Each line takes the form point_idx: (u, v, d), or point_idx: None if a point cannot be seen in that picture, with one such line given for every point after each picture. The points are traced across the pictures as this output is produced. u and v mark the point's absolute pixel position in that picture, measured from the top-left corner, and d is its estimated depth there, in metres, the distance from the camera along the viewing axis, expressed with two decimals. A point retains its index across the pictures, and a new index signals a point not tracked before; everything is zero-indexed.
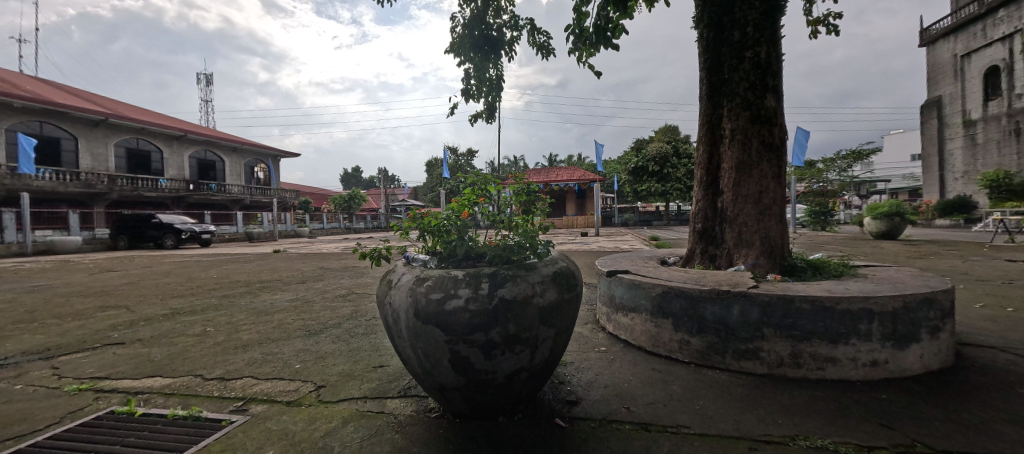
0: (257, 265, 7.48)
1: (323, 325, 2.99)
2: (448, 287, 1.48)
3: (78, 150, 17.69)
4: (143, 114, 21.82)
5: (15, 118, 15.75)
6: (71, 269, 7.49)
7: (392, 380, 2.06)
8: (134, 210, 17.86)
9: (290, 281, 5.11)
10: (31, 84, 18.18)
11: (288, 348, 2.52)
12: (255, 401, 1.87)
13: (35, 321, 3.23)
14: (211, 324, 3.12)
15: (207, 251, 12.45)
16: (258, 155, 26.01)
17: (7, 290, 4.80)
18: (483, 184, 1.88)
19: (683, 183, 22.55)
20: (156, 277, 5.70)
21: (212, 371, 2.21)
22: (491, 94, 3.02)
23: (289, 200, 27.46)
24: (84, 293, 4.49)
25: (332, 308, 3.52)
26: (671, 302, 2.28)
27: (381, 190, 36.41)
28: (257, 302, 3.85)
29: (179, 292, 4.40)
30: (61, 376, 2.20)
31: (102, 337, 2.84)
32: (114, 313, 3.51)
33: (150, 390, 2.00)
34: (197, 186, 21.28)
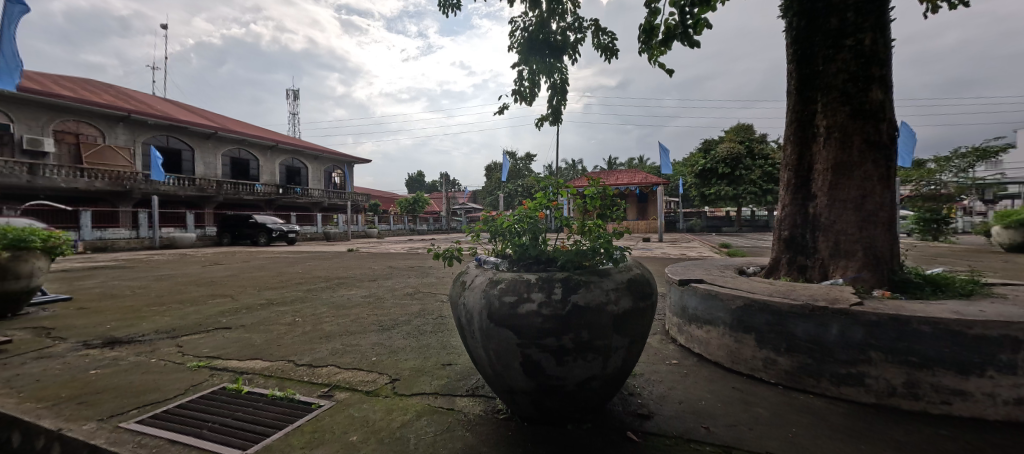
0: (337, 262, 8.18)
1: (395, 321, 3.17)
2: (520, 290, 1.48)
3: (194, 159, 20.55)
4: (244, 127, 24.92)
5: (148, 133, 18.78)
6: (190, 261, 8.76)
7: (461, 378, 2.12)
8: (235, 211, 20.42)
9: (365, 278, 5.52)
10: (161, 104, 21.61)
11: (365, 341, 2.70)
12: (338, 389, 2.02)
13: (163, 306, 3.80)
14: (299, 314, 3.45)
15: (294, 249, 13.87)
16: (335, 162, 28.49)
17: (143, 277, 5.72)
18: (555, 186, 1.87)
19: (758, 186, 20.81)
20: (256, 271, 6.46)
21: (302, 358, 2.44)
22: (555, 96, 2.98)
23: (361, 203, 29.67)
24: (199, 282, 5.21)
25: (402, 305, 3.73)
26: (754, 316, 2.10)
27: (443, 194, 38.03)
28: (335, 297, 4.18)
29: (273, 285, 4.94)
30: (184, 353, 2.57)
31: (213, 321, 3.27)
32: (221, 301, 4.02)
33: (251, 372, 2.25)
34: (285, 190, 23.80)
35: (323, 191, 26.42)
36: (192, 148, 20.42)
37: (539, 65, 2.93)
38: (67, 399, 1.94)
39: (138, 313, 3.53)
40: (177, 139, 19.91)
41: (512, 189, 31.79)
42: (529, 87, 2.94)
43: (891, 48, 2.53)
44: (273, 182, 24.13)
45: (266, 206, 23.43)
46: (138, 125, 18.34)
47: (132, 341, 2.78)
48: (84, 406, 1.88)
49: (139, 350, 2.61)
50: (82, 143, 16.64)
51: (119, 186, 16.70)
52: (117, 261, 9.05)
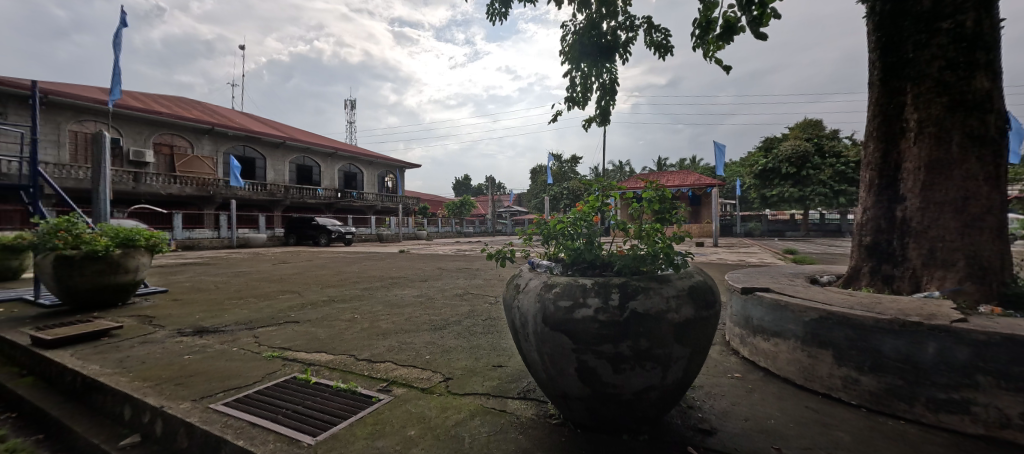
0: (390, 262, 8.59)
1: (446, 321, 3.26)
2: (576, 295, 1.46)
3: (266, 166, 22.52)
4: (307, 136, 26.97)
5: (229, 144, 20.85)
6: (261, 259, 9.59)
7: (512, 381, 2.13)
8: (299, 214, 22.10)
9: (417, 278, 5.74)
10: (239, 117, 23.95)
11: (419, 339, 2.81)
12: (395, 384, 2.11)
13: (241, 300, 4.19)
14: (357, 312, 3.66)
15: (352, 249, 14.73)
16: (388, 167, 29.96)
17: (224, 274, 6.34)
18: (609, 189, 1.82)
19: (829, 187, 19.03)
20: (319, 270, 6.94)
21: (362, 353, 2.58)
22: (604, 97, 2.90)
23: (411, 207, 30.93)
24: (271, 279, 5.69)
25: (452, 305, 3.83)
26: (831, 330, 1.92)
27: (488, 197, 38.65)
28: (389, 296, 4.38)
29: (334, 283, 5.28)
30: (260, 343, 2.82)
31: (284, 315, 3.55)
32: (288, 296, 4.36)
33: (317, 364, 2.42)
34: (343, 194, 25.40)
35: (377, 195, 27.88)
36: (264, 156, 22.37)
37: (590, 68, 2.87)
38: (167, 380, 2.19)
39: (221, 306, 3.92)
40: (252, 148, 21.94)
41: (557, 191, 31.66)
42: (579, 91, 2.89)
43: (1000, 28, 2.21)
44: (332, 186, 25.86)
45: (326, 208, 25.13)
46: (221, 137, 20.46)
47: (217, 330, 3.09)
48: (180, 387, 2.11)
49: (222, 339, 2.90)
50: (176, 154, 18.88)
51: (204, 191, 18.70)
52: (203, 258, 10.12)
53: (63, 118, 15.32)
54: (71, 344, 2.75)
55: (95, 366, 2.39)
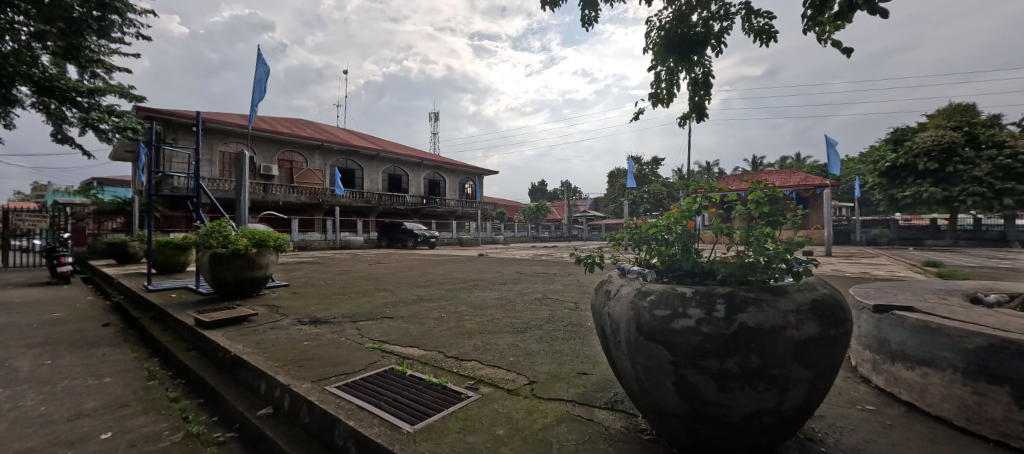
0: (472, 265, 8.98)
1: (527, 324, 3.30)
2: (675, 305, 1.37)
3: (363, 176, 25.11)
4: (397, 147, 29.49)
5: (334, 157, 23.66)
6: (361, 259, 10.71)
7: (598, 390, 2.06)
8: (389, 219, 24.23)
9: (498, 281, 5.91)
10: (342, 133, 27.09)
11: (502, 341, 2.88)
12: (482, 383, 2.19)
13: (346, 295, 4.71)
14: (444, 311, 3.88)
15: (437, 252, 15.73)
16: (468, 174, 31.49)
17: (332, 272, 7.20)
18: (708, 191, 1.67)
19: (987, 185, 15.35)
20: (409, 271, 7.51)
21: (450, 351, 2.72)
22: (694, 91, 2.69)
23: (488, 212, 32.06)
24: (369, 277, 6.31)
25: (532, 309, 3.87)
26: (1007, 362, 1.54)
27: (564, 202, 38.41)
28: (471, 297, 4.58)
29: (423, 284, 5.67)
30: (362, 335, 3.13)
31: (381, 310, 3.91)
32: (383, 294, 4.79)
33: (411, 358, 2.61)
34: (427, 201, 27.26)
35: (457, 201, 29.42)
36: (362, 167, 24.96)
37: (677, 63, 2.68)
38: (291, 362, 2.54)
39: (330, 300, 4.45)
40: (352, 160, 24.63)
41: (637, 196, 30.30)
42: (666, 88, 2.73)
43: None
44: (418, 193, 27.93)
45: (412, 214, 27.19)
46: (330, 152, 23.39)
47: (328, 321, 3.51)
48: (302, 369, 2.43)
49: (333, 329, 3.28)
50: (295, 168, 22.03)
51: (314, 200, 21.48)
52: (314, 258, 11.62)
53: (215, 140, 18.73)
54: (222, 326, 3.34)
55: (239, 345, 2.87)
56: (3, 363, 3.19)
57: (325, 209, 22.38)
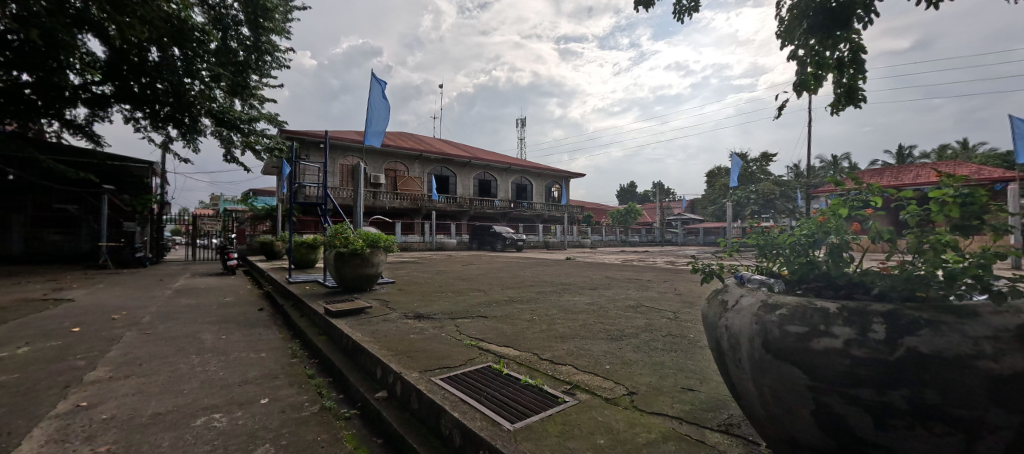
0: (562, 269, 8.99)
1: (622, 332, 3.17)
2: (814, 321, 1.19)
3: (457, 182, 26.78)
4: (487, 154, 30.89)
5: (431, 165, 25.63)
6: (456, 260, 11.44)
7: (708, 409, 1.87)
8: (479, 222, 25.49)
9: (588, 286, 5.82)
10: (438, 143, 29.23)
11: (596, 347, 2.81)
12: (579, 389, 2.15)
13: (444, 294, 5.06)
14: (536, 313, 3.93)
15: (524, 255, 16.10)
16: (554, 177, 31.76)
17: (432, 271, 7.84)
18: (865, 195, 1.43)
19: None
20: (501, 272, 7.80)
21: (544, 354, 2.74)
22: (837, 73, 1.86)
23: (575, 215, 31.88)
24: (463, 278, 6.71)
25: (626, 317, 3.71)
26: None
27: (657, 204, 36.49)
28: (561, 301, 4.55)
29: (514, 285, 5.84)
30: (460, 332, 3.32)
31: (476, 309, 4.11)
32: (476, 294, 5.04)
33: (507, 357, 2.69)
34: (515, 204, 28.08)
35: (543, 204, 29.76)
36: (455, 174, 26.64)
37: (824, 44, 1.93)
38: (401, 352, 2.80)
39: (431, 297, 4.81)
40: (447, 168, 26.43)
41: (742, 196, 27.32)
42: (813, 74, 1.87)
43: None
44: (506, 197, 28.90)
45: (501, 217, 28.21)
46: (428, 161, 25.46)
47: (430, 317, 3.79)
48: (410, 359, 2.67)
49: (434, 324, 3.54)
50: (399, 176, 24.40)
51: (414, 205, 23.52)
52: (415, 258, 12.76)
53: (336, 155, 21.68)
54: (344, 316, 3.85)
55: (359, 334, 3.26)
56: (196, 335, 4.09)
57: (423, 213, 24.42)
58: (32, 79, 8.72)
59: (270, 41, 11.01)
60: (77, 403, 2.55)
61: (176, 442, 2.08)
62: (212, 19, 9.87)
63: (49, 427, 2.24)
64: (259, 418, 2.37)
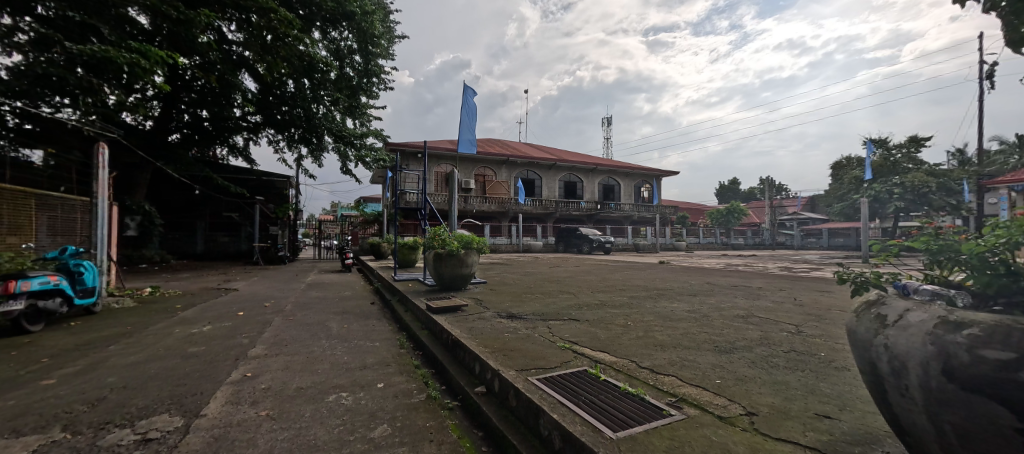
0: (658, 272, 8.54)
1: (732, 345, 2.87)
2: (1023, 345, 0.93)
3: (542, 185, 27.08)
4: (572, 156, 30.70)
5: (518, 169, 26.30)
6: (544, 262, 11.59)
7: (854, 443, 1.57)
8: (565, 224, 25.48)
9: (688, 292, 5.43)
10: (524, 147, 29.86)
11: (702, 359, 2.59)
12: (686, 402, 1.99)
13: (534, 295, 5.15)
14: (631, 319, 3.77)
15: (616, 258, 15.67)
16: (644, 177, 30.67)
17: (521, 272, 8.06)
18: None
19: None
20: (593, 275, 7.69)
21: (643, 361, 2.62)
22: None
23: (667, 216, 30.17)
24: (552, 279, 6.75)
25: (736, 328, 3.35)
26: None
27: (766, 202, 32.65)
28: (657, 307, 4.29)
29: (605, 288, 5.70)
30: (553, 334, 3.33)
31: (567, 312, 4.10)
32: (566, 296, 5.02)
33: (604, 363, 2.62)
34: (602, 206, 27.48)
35: (632, 205, 28.68)
36: (541, 176, 26.98)
37: None
38: (497, 350, 2.91)
39: (523, 298, 4.93)
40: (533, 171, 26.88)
41: (880, 191, 22.97)
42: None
43: None
44: (592, 198, 28.41)
45: (587, 219, 27.80)
46: (514, 165, 26.12)
47: (522, 317, 3.89)
48: (506, 357, 2.76)
49: (527, 325, 3.62)
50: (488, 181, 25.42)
51: (502, 208, 24.34)
52: (504, 259, 13.23)
53: (431, 163, 23.46)
54: (444, 312, 4.16)
55: (457, 330, 3.47)
56: (324, 323, 4.77)
57: (510, 216, 25.20)
58: (210, 114, 11.08)
59: (377, 64, 12.46)
60: (244, 374, 3.14)
61: (315, 414, 2.44)
62: (332, 51, 11.49)
63: (227, 391, 2.80)
64: (377, 400, 2.66)
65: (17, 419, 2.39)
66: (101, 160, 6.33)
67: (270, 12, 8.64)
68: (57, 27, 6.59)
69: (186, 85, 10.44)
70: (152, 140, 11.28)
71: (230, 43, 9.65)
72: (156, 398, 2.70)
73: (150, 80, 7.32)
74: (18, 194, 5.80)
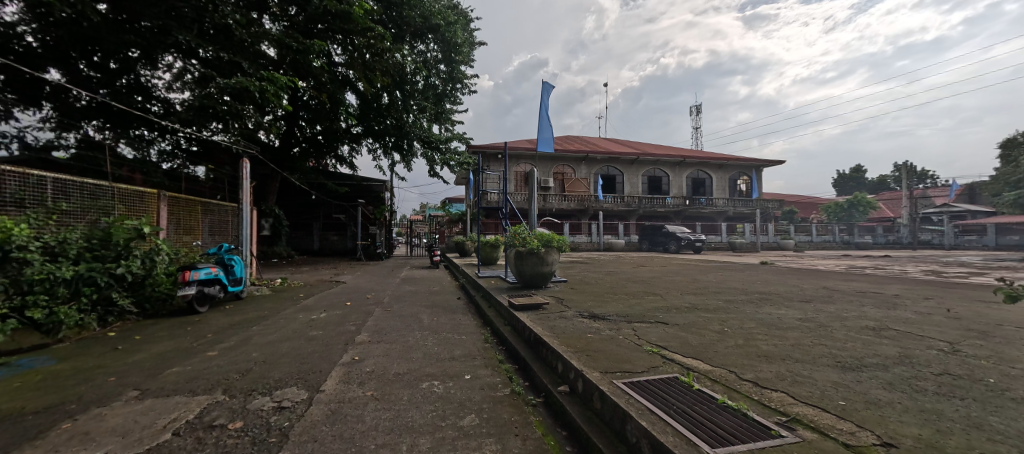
0: (762, 274, 7.64)
1: (860, 361, 2.46)
2: None
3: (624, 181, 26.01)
4: (656, 149, 29.02)
5: (598, 166, 25.62)
6: (628, 262, 11.14)
7: None
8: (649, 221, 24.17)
9: (798, 297, 4.78)
10: (604, 143, 28.98)
11: (819, 376, 2.26)
12: (800, 423, 1.74)
13: (617, 295, 4.99)
14: (727, 325, 3.46)
15: (709, 258, 14.44)
16: (742, 168, 27.80)
17: (603, 271, 7.86)
18: None
19: None
20: (683, 276, 7.18)
21: (745, 373, 2.38)
22: None
23: (770, 211, 26.90)
24: (637, 280, 6.46)
25: (865, 342, 2.85)
26: None
27: (904, 192, 27.23)
28: (759, 313, 3.85)
29: (697, 291, 5.28)
30: (639, 337, 3.20)
31: (653, 314, 3.90)
32: (652, 297, 4.76)
33: (698, 371, 2.44)
34: (691, 201, 25.52)
35: (727, 200, 26.16)
36: (623, 172, 25.94)
37: None
38: (580, 350, 2.89)
39: (605, 298, 4.81)
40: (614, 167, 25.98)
41: None
42: None
43: None
44: (680, 194, 26.53)
45: (674, 216, 26.02)
46: (594, 161, 25.49)
47: (606, 318, 3.80)
48: (590, 358, 2.74)
49: (610, 326, 3.52)
50: (567, 179, 25.20)
51: (581, 206, 23.95)
52: (584, 258, 13.04)
53: (511, 163, 24.02)
54: (526, 309, 4.28)
55: (540, 328, 3.53)
56: (417, 315, 5.20)
57: (590, 214, 24.66)
58: (322, 129, 12.78)
59: (460, 71, 13.25)
60: (352, 357, 3.57)
61: (412, 398, 2.67)
62: (421, 63, 12.47)
63: (340, 371, 3.22)
64: (465, 390, 2.82)
65: (193, 382, 3.03)
66: (245, 172, 7.68)
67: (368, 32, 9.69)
68: (213, 66, 8.17)
69: (304, 105, 12.18)
70: (279, 154, 13.37)
71: (337, 65, 11.00)
72: (287, 372, 3.21)
73: (278, 103, 8.67)
74: (192, 201, 7.31)
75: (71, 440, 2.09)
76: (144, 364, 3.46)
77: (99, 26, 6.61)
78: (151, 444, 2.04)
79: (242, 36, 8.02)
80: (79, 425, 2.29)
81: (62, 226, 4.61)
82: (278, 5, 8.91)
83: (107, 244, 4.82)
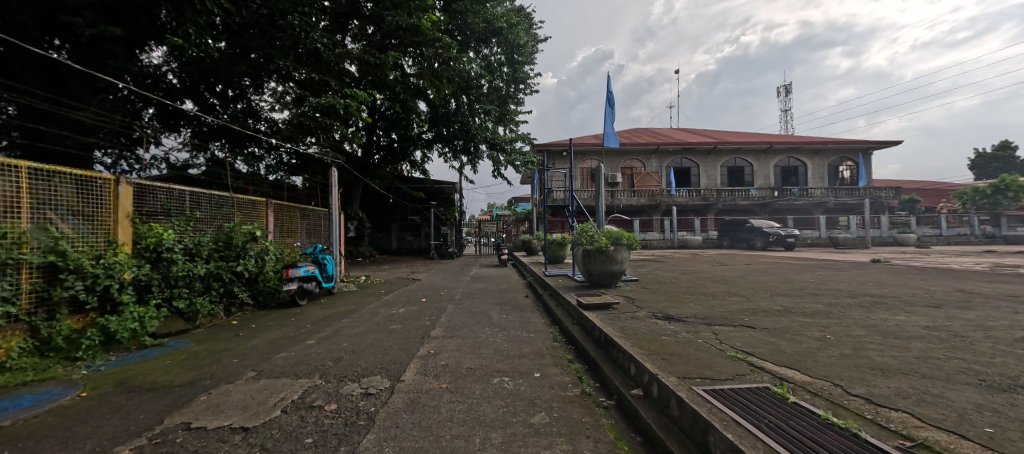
0: (873, 275, 6.62)
1: (1015, 382, 2.01)
2: None
3: (700, 173, 24.29)
4: (736, 137, 26.59)
5: (669, 158, 24.18)
6: (705, 260, 10.36)
7: None
8: (729, 216, 22.21)
9: (923, 301, 4.05)
10: (675, 134, 27.24)
11: (957, 396, 1.90)
12: (926, 449, 1.48)
13: (695, 295, 4.66)
14: (829, 331, 3.05)
15: (804, 256, 12.90)
16: (844, 153, 24.48)
17: (678, 270, 7.40)
18: None
19: None
20: (772, 275, 6.48)
21: (854, 387, 2.08)
22: None
23: (882, 200, 23.17)
24: (716, 279, 5.98)
25: (1021, 358, 2.33)
26: None
27: None
28: (872, 319, 3.33)
29: (790, 292, 4.74)
30: (721, 342, 2.96)
31: (738, 317, 3.57)
32: (736, 299, 4.36)
33: (793, 382, 2.20)
34: (780, 193, 22.95)
35: (826, 189, 23.13)
36: (698, 164, 24.22)
37: None
38: (655, 354, 2.76)
39: (681, 299, 4.52)
40: (688, 159, 24.35)
41: None
42: None
43: None
44: (767, 184, 24.03)
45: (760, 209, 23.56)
46: (666, 153, 24.08)
47: (682, 320, 3.58)
48: (666, 362, 2.60)
49: (688, 328, 3.31)
50: (635, 173, 24.14)
51: (652, 201, 22.79)
52: (657, 256, 12.43)
53: (577, 160, 23.69)
54: (595, 309, 4.20)
55: (610, 329, 3.44)
56: (487, 312, 5.37)
57: (662, 210, 23.32)
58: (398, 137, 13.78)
59: (523, 71, 13.40)
60: (428, 350, 3.80)
61: (484, 392, 2.78)
62: (485, 67, 12.86)
63: (418, 363, 3.46)
64: (535, 388, 2.85)
65: (296, 366, 3.46)
66: (333, 180, 8.55)
67: (436, 42, 10.21)
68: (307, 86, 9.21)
69: (381, 115, 13.23)
70: (361, 163, 14.66)
71: (409, 76, 11.76)
72: (373, 362, 3.52)
73: (359, 116, 9.52)
74: (292, 208, 8.34)
75: (206, 410, 2.51)
76: (259, 349, 4.05)
77: (219, 60, 7.81)
78: (265, 418, 2.37)
79: (329, 57, 8.92)
80: (211, 398, 2.75)
81: (198, 231, 5.53)
82: (358, 26, 9.79)
83: (230, 246, 5.67)
